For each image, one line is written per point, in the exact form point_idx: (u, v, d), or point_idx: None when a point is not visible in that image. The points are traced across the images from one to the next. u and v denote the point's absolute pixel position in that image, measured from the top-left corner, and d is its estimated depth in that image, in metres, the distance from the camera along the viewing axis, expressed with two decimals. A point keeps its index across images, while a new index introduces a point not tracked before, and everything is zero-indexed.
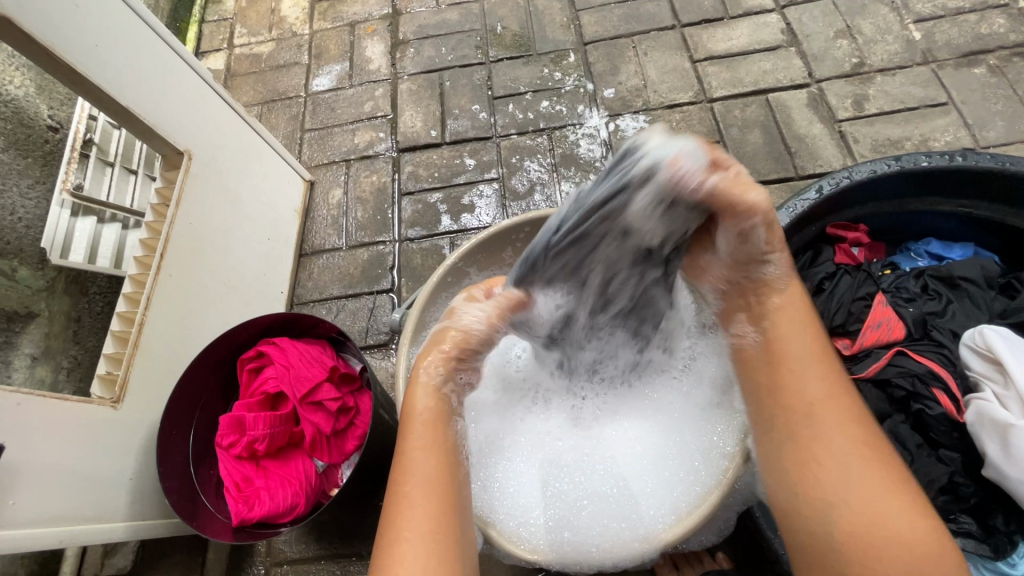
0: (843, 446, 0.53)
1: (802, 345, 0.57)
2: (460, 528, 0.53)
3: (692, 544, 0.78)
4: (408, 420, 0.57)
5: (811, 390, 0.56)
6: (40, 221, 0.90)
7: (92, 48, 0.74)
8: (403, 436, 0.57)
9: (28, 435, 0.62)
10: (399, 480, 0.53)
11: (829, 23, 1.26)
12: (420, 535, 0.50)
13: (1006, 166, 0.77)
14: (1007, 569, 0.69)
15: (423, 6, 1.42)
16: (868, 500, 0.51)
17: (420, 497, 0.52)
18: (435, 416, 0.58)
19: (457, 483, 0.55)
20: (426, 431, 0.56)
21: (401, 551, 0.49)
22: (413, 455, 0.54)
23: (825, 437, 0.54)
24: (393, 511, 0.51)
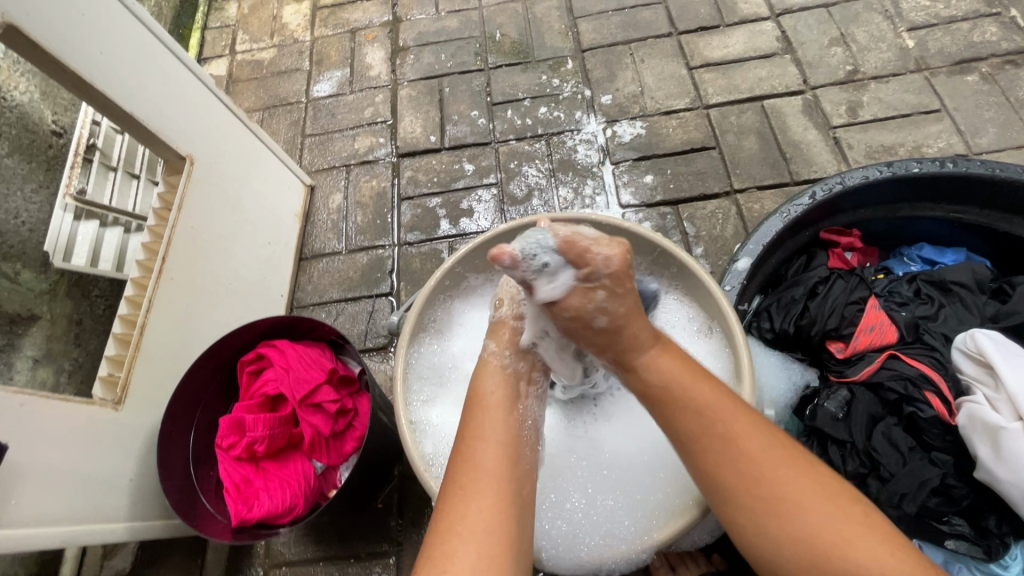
0: (772, 465, 0.54)
1: (697, 392, 0.57)
2: (518, 527, 0.52)
3: (686, 544, 0.80)
4: (476, 407, 0.61)
5: (743, 422, 0.56)
6: (43, 225, 0.91)
7: (97, 56, 0.75)
8: (468, 425, 0.59)
9: (30, 436, 0.63)
10: (459, 472, 0.55)
11: (823, 31, 1.28)
12: (473, 531, 0.50)
13: (996, 173, 0.79)
14: (999, 570, 0.71)
15: (423, 13, 1.44)
16: (801, 513, 0.52)
17: (478, 491, 0.53)
18: (498, 408, 0.60)
19: (518, 481, 0.55)
20: (485, 427, 0.58)
21: (451, 546, 0.49)
22: (476, 448, 0.56)
23: (753, 465, 0.54)
24: (448, 502, 0.52)
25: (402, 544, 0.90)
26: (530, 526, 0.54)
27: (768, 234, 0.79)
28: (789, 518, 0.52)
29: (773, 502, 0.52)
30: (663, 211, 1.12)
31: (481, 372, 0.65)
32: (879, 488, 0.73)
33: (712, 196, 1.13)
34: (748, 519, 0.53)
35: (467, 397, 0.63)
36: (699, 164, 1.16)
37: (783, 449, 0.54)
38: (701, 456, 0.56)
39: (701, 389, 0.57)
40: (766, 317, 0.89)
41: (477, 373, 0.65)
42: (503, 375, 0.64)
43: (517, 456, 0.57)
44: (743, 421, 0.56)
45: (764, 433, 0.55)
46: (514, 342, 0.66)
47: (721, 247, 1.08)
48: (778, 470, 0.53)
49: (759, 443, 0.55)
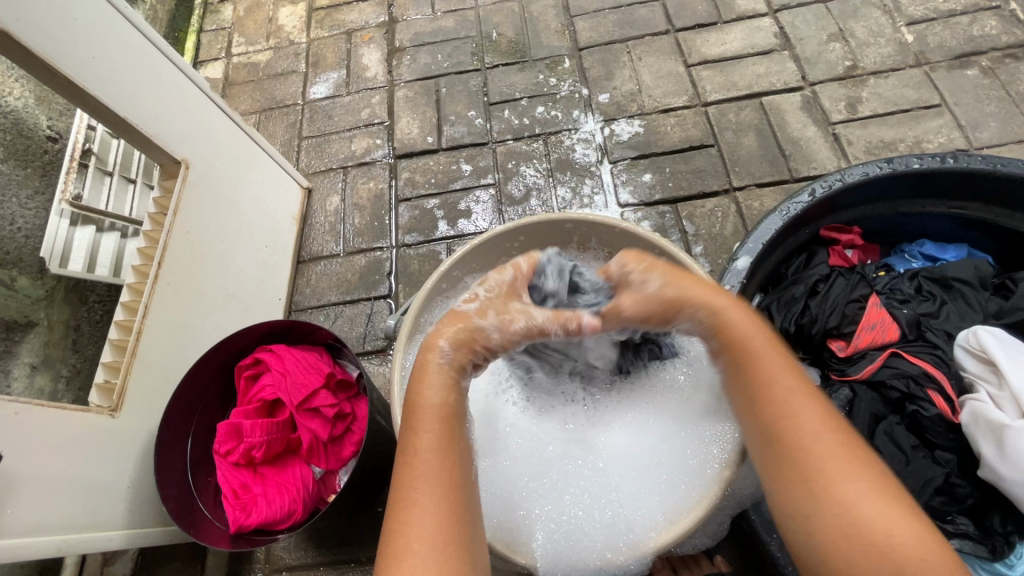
0: (819, 435, 0.52)
1: (768, 355, 0.57)
2: (470, 530, 0.52)
3: (686, 547, 0.79)
4: (417, 417, 0.56)
5: (811, 397, 0.54)
6: (40, 231, 0.90)
7: (88, 60, 0.74)
8: (413, 434, 0.56)
9: (25, 445, 0.63)
10: (405, 487, 0.53)
11: (822, 27, 1.27)
12: (428, 547, 0.49)
13: (997, 168, 0.78)
14: (1005, 569, 0.69)
15: (419, 14, 1.43)
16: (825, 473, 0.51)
17: (430, 505, 0.51)
18: (442, 416, 0.56)
19: (465, 489, 0.54)
20: (435, 434, 0.55)
21: (409, 565, 0.48)
22: (424, 460, 0.54)
23: (806, 425, 0.53)
24: (401, 519, 0.51)
25: None
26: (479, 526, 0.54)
27: (767, 233, 0.79)
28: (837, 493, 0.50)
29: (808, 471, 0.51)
30: (663, 210, 1.12)
31: (422, 377, 0.58)
32: None
33: (711, 194, 1.12)
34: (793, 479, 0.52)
35: (407, 405, 0.58)
36: (698, 162, 1.15)
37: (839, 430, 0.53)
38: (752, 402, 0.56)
39: (780, 361, 0.56)
40: (766, 315, 0.88)
41: (416, 379, 0.58)
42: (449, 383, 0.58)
43: (465, 460, 0.56)
44: (807, 394, 0.55)
45: (827, 410, 0.54)
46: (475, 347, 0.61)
47: (720, 246, 1.07)
48: (826, 442, 0.52)
49: (819, 415, 0.53)
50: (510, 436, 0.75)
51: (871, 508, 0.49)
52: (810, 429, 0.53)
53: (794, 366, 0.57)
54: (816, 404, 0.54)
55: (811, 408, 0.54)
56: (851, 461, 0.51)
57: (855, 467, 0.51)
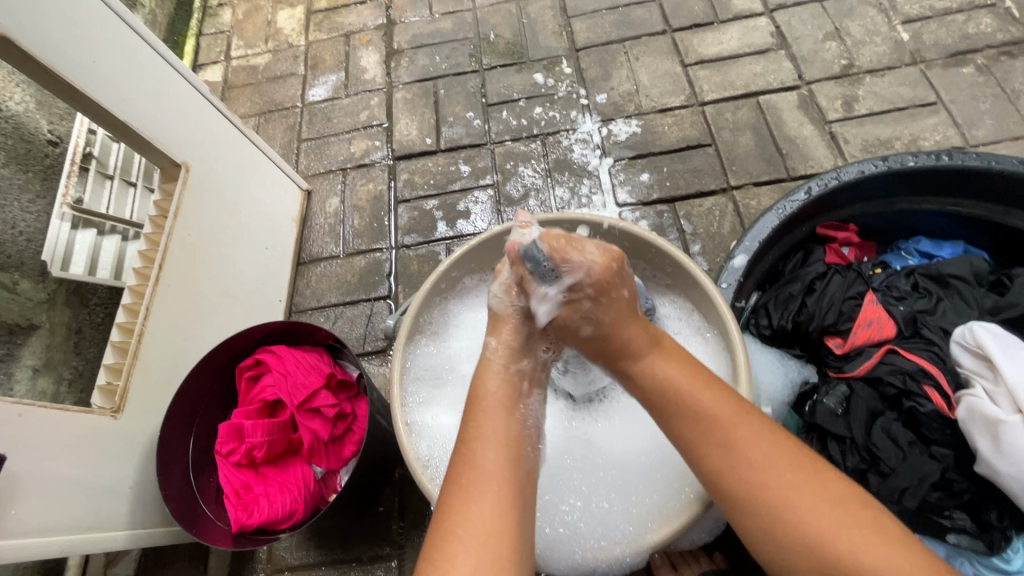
0: (776, 475, 0.53)
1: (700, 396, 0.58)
2: (521, 526, 0.52)
3: (685, 542, 0.79)
4: (476, 409, 0.60)
5: (745, 426, 0.56)
6: (41, 234, 0.91)
7: (89, 65, 0.75)
8: (470, 427, 0.58)
9: (29, 446, 0.63)
10: (459, 475, 0.54)
11: (818, 26, 1.27)
12: (475, 534, 0.50)
13: (992, 165, 0.78)
14: (1002, 565, 0.71)
15: (417, 16, 1.44)
16: (777, 499, 0.52)
17: (480, 492, 0.52)
18: (499, 410, 0.59)
19: (520, 483, 0.55)
20: (489, 428, 0.58)
21: (452, 549, 0.49)
22: (477, 451, 0.56)
23: (750, 459, 0.54)
24: (451, 505, 0.52)
25: (403, 547, 0.90)
26: (533, 528, 0.53)
27: (764, 231, 0.79)
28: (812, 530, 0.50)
29: (765, 502, 0.52)
30: (661, 209, 1.12)
31: (482, 373, 0.63)
32: (879, 483, 0.73)
33: (709, 193, 1.12)
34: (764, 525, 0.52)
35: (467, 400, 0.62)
36: (695, 161, 1.16)
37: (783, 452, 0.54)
38: (702, 455, 0.56)
39: (710, 399, 0.57)
40: (764, 313, 0.89)
41: (477, 378, 0.63)
42: (501, 373, 0.63)
43: (521, 458, 0.57)
44: (752, 432, 0.55)
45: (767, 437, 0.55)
46: (520, 345, 0.65)
47: (718, 245, 1.08)
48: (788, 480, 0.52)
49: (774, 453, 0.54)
50: None
51: (848, 534, 0.49)
52: (755, 462, 0.54)
53: (727, 402, 0.57)
54: (751, 431, 0.55)
55: (751, 444, 0.55)
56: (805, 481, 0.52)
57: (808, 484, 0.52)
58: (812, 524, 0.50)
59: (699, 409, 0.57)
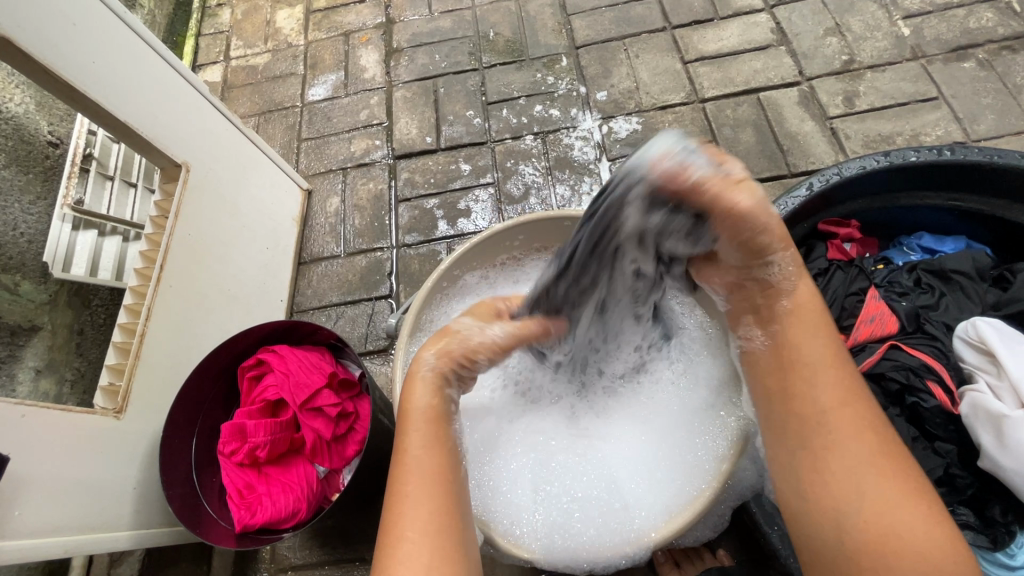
0: (852, 446, 0.54)
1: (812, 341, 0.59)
2: (461, 521, 0.53)
3: (686, 540, 0.81)
4: (404, 413, 0.58)
5: (846, 403, 0.56)
6: (42, 236, 0.91)
7: (89, 66, 0.75)
8: (402, 430, 0.58)
9: (33, 448, 0.63)
10: (399, 478, 0.54)
11: (818, 21, 1.27)
12: (419, 536, 0.50)
13: (995, 159, 0.77)
14: (1005, 560, 0.69)
15: (416, 15, 1.44)
16: (849, 475, 0.53)
17: (418, 496, 0.52)
18: (429, 407, 0.59)
19: (455, 480, 0.55)
20: (424, 429, 0.57)
21: (402, 554, 0.49)
22: (413, 453, 0.56)
23: (837, 432, 0.55)
24: (394, 510, 0.52)
25: None
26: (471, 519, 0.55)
27: None
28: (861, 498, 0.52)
29: (836, 476, 0.53)
30: None
31: (409, 385, 0.59)
32: None
33: None
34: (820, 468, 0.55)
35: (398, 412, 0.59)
36: None
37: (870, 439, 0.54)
38: (784, 390, 0.59)
39: (822, 367, 0.58)
40: None
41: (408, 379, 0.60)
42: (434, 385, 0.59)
43: (455, 454, 0.57)
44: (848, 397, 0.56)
45: (864, 422, 0.55)
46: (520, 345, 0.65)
47: None
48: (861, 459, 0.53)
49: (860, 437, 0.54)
50: (508, 430, 0.76)
51: (898, 516, 0.50)
52: (841, 439, 0.54)
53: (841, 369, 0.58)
54: (851, 409, 0.56)
55: (843, 420, 0.55)
56: (882, 474, 0.52)
57: (886, 477, 0.52)
58: (876, 510, 0.51)
59: (807, 371, 0.58)
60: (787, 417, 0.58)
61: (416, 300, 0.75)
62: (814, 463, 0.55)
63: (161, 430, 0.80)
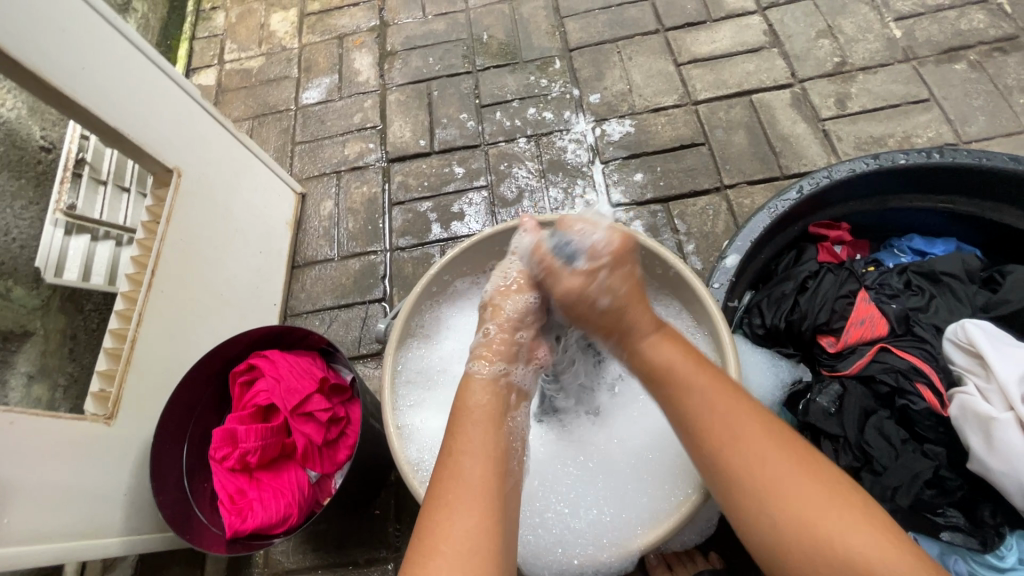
0: (771, 458, 0.53)
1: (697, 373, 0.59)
2: (504, 546, 0.52)
3: (674, 545, 0.82)
4: (462, 419, 0.59)
5: (741, 414, 0.56)
6: (34, 241, 0.91)
7: (79, 72, 0.75)
8: (453, 439, 0.58)
9: (23, 455, 0.63)
10: (443, 487, 0.54)
11: (811, 23, 1.27)
12: (455, 551, 0.49)
13: (982, 162, 0.78)
14: (996, 562, 0.70)
15: (410, 18, 1.44)
16: (773, 484, 0.52)
17: (464, 507, 0.52)
18: (484, 419, 0.59)
19: (501, 497, 0.54)
20: (475, 438, 0.57)
21: (433, 566, 0.49)
22: (461, 462, 0.55)
23: (746, 444, 0.54)
24: (434, 520, 0.51)
25: (399, 549, 0.90)
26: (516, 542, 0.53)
27: (756, 230, 0.79)
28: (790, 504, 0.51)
29: (762, 489, 0.53)
30: (654, 209, 1.12)
31: (465, 387, 0.63)
32: (872, 482, 0.72)
33: (702, 192, 1.13)
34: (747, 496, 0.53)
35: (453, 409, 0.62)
36: (688, 160, 1.16)
37: (778, 439, 0.54)
38: (691, 422, 0.58)
39: (702, 383, 0.58)
40: (758, 312, 0.89)
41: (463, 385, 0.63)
42: (486, 387, 0.62)
43: (506, 470, 0.56)
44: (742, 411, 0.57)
45: (764, 426, 0.55)
46: (509, 350, 0.65)
47: (711, 244, 1.08)
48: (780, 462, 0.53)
49: (770, 443, 0.54)
50: None
51: (827, 518, 0.50)
52: (751, 452, 0.54)
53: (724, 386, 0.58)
54: (749, 418, 0.56)
55: (751, 428, 0.55)
56: (801, 472, 0.53)
57: (806, 475, 0.53)
58: (806, 514, 0.51)
59: (693, 396, 0.58)
60: (699, 447, 0.57)
61: (405, 306, 0.75)
62: (735, 492, 0.54)
63: (161, 436, 0.80)
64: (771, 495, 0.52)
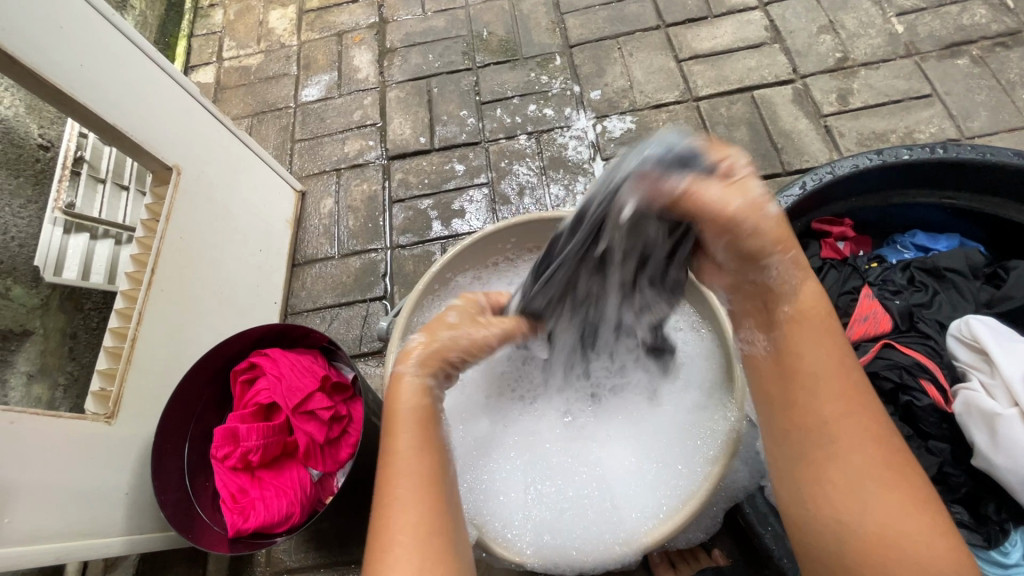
0: (866, 452, 0.51)
1: (815, 341, 0.55)
2: (454, 535, 0.51)
3: (682, 542, 0.81)
4: (394, 422, 0.56)
5: (852, 399, 0.53)
6: (34, 240, 0.90)
7: (77, 69, 0.74)
8: (388, 441, 0.55)
9: (22, 454, 0.63)
10: (386, 490, 0.52)
11: (812, 19, 1.27)
12: (408, 550, 0.49)
13: (987, 157, 0.77)
14: (1000, 557, 0.69)
15: (409, 14, 1.43)
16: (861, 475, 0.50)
17: (405, 508, 0.51)
18: (416, 419, 0.56)
19: (445, 491, 0.53)
20: (409, 442, 0.54)
21: (387, 567, 0.48)
22: (399, 465, 0.53)
23: (846, 428, 0.52)
24: (381, 523, 0.51)
25: None
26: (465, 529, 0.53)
27: None
28: (863, 506, 0.49)
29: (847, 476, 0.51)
30: None
31: (396, 393, 0.57)
32: None
33: None
34: (816, 482, 0.52)
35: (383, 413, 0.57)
36: None
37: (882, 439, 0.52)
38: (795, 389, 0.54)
39: (825, 353, 0.54)
40: None
41: (392, 389, 0.58)
42: (422, 389, 0.58)
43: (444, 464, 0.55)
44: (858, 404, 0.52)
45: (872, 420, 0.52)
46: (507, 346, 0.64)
47: None
48: (877, 466, 0.50)
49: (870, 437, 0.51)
50: (504, 433, 0.75)
51: (908, 525, 0.48)
52: (848, 438, 0.51)
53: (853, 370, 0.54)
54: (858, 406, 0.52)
55: (855, 417, 0.52)
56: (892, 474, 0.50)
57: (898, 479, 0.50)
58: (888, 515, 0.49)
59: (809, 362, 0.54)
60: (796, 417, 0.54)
61: (406, 305, 0.75)
62: (820, 468, 0.52)
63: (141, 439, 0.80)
64: (854, 485, 0.50)
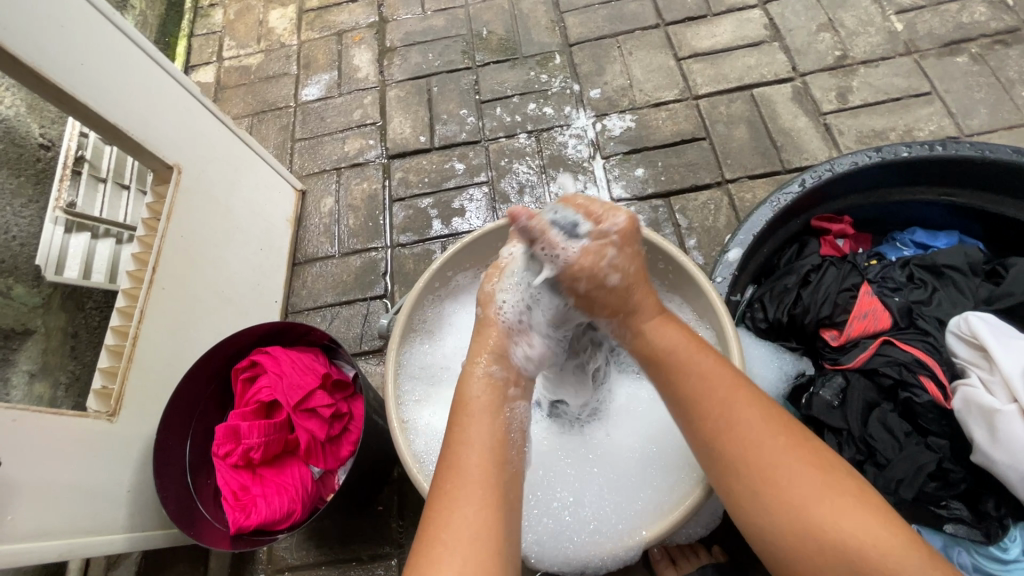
0: (769, 443, 0.54)
1: (702, 370, 0.59)
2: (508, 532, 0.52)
3: (680, 538, 0.81)
4: (461, 413, 0.59)
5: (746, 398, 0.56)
6: (35, 239, 0.91)
7: (79, 69, 0.75)
8: (455, 431, 0.58)
9: (27, 450, 0.63)
10: (445, 478, 0.54)
11: (811, 17, 1.27)
12: (459, 539, 0.49)
13: (985, 154, 0.78)
14: (999, 554, 0.70)
15: (409, 13, 1.43)
16: (775, 470, 0.53)
17: (465, 498, 0.52)
18: (483, 413, 0.59)
19: (506, 488, 0.54)
20: (472, 432, 0.57)
21: (438, 554, 0.48)
22: (461, 454, 0.55)
23: (741, 424, 0.55)
24: (435, 509, 0.52)
25: (403, 545, 0.90)
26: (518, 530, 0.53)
27: (758, 224, 0.79)
28: (786, 492, 0.52)
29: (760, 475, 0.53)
30: (656, 205, 1.12)
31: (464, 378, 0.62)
32: (876, 475, 0.72)
33: (704, 187, 1.12)
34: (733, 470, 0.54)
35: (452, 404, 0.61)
36: (690, 155, 1.16)
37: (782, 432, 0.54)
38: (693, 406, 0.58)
39: (700, 363, 0.59)
40: (760, 307, 0.89)
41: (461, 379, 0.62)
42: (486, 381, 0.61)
43: (505, 459, 0.56)
44: (740, 391, 0.57)
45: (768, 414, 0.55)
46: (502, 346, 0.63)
47: (714, 239, 1.08)
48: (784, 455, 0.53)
49: (770, 430, 0.54)
50: None
51: (824, 507, 0.50)
52: (750, 439, 0.54)
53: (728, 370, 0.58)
54: (753, 405, 0.56)
55: (752, 417, 0.55)
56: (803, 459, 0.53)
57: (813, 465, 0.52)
58: (808, 503, 0.51)
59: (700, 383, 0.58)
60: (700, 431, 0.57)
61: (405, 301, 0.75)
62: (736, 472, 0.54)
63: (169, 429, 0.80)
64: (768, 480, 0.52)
